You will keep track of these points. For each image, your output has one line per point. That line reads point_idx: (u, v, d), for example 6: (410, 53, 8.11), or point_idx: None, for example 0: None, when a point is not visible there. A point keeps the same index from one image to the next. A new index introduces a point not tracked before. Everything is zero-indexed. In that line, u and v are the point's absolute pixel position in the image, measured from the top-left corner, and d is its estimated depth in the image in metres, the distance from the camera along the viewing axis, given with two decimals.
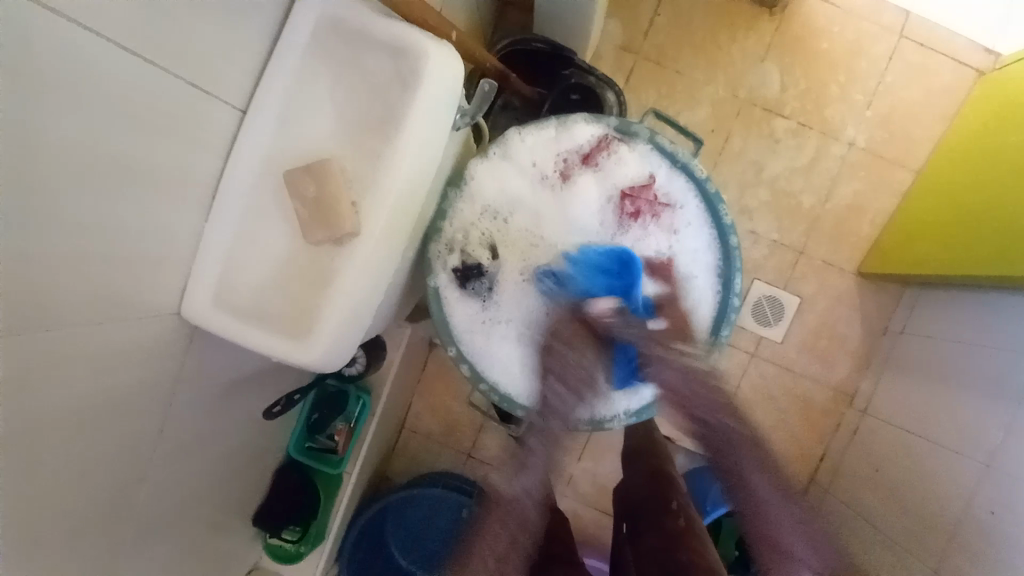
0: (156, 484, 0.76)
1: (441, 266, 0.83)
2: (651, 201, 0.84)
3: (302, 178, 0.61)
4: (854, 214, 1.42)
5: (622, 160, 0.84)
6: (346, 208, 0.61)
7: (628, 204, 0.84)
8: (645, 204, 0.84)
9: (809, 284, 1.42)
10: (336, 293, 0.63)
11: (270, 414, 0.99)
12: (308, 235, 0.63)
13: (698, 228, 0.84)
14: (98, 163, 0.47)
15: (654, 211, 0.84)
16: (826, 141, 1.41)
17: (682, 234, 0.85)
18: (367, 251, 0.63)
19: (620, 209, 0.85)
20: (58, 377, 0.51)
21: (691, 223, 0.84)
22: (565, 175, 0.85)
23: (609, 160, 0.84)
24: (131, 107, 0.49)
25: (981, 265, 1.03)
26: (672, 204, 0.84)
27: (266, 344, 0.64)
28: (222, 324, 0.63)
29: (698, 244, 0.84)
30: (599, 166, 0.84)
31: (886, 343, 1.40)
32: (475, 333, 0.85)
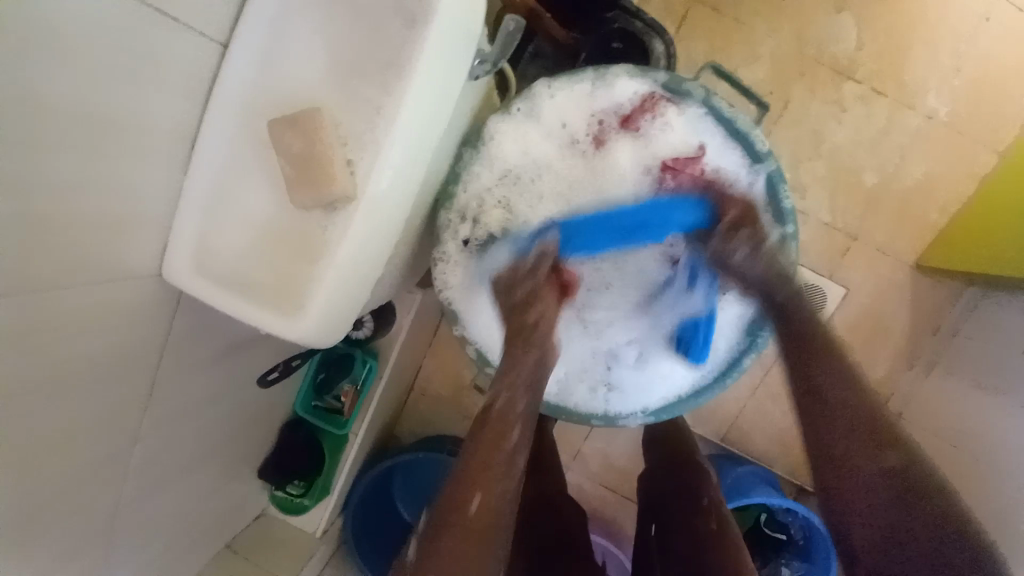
0: (151, 445, 0.73)
1: (450, 237, 0.75)
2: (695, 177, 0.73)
3: (288, 131, 0.52)
4: (920, 198, 1.26)
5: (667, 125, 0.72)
6: (338, 169, 0.51)
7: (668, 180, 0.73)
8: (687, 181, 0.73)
9: (857, 274, 1.29)
10: (325, 266, 0.55)
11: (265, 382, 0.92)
12: (294, 197, 0.54)
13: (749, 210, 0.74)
14: (34, 104, 0.40)
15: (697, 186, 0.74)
16: (900, 113, 1.23)
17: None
18: (361, 218, 0.54)
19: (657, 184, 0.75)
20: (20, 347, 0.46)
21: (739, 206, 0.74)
22: (598, 140, 0.74)
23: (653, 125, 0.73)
24: (66, 34, 0.40)
25: None
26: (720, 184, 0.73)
27: (249, 317, 0.57)
28: (208, 292, 0.58)
29: None
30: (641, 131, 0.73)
31: (936, 343, 1.29)
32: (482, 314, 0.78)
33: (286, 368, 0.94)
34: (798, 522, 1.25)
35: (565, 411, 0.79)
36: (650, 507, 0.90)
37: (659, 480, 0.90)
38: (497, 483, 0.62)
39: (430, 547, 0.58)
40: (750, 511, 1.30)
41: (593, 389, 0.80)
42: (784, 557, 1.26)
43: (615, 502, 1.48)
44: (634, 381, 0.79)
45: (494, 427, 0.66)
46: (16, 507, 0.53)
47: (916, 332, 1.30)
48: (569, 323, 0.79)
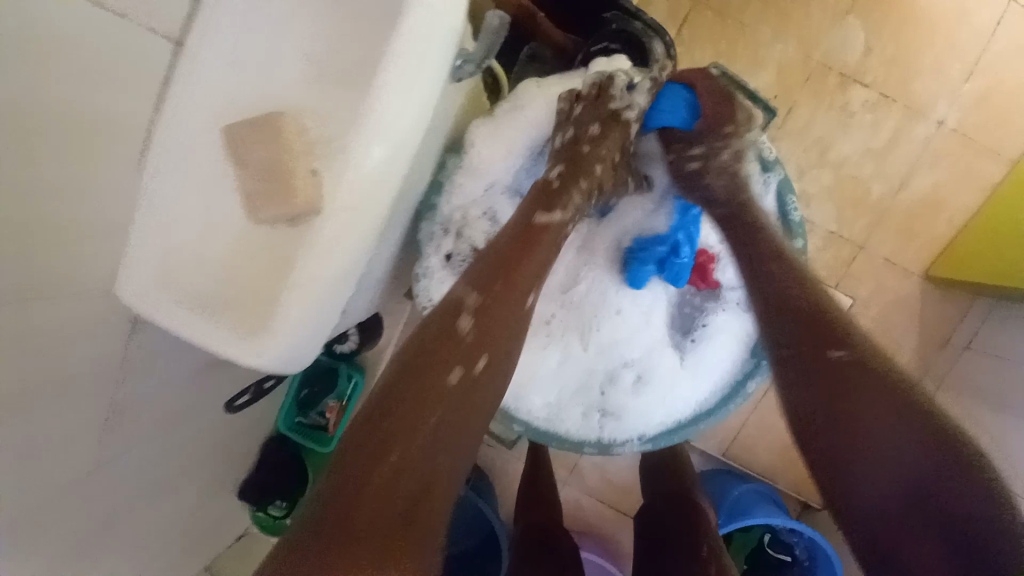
0: (117, 472, 0.68)
1: (431, 250, 0.70)
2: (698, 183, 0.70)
3: (248, 140, 0.48)
4: (929, 209, 1.21)
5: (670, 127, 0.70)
6: (302, 177, 0.47)
7: None
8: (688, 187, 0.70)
9: (865, 285, 1.25)
10: (292, 285, 0.50)
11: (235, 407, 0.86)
12: (256, 211, 0.49)
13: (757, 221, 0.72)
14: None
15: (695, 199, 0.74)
16: (909, 120, 1.18)
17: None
18: (332, 233, 0.49)
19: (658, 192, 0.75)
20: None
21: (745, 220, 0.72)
22: None
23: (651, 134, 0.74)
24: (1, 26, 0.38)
25: None
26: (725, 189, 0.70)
27: (209, 342, 0.52)
28: (161, 314, 0.52)
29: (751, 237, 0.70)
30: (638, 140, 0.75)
31: (945, 358, 1.24)
32: None
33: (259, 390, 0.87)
34: (803, 541, 1.18)
35: (555, 436, 0.74)
36: (646, 545, 0.84)
37: (659, 516, 0.86)
38: (430, 453, 0.48)
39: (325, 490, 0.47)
40: (752, 532, 1.25)
41: (586, 413, 0.75)
42: None
43: (613, 519, 1.43)
44: (631, 406, 0.74)
45: (451, 371, 0.52)
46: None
47: (925, 347, 1.26)
48: (570, 340, 0.74)
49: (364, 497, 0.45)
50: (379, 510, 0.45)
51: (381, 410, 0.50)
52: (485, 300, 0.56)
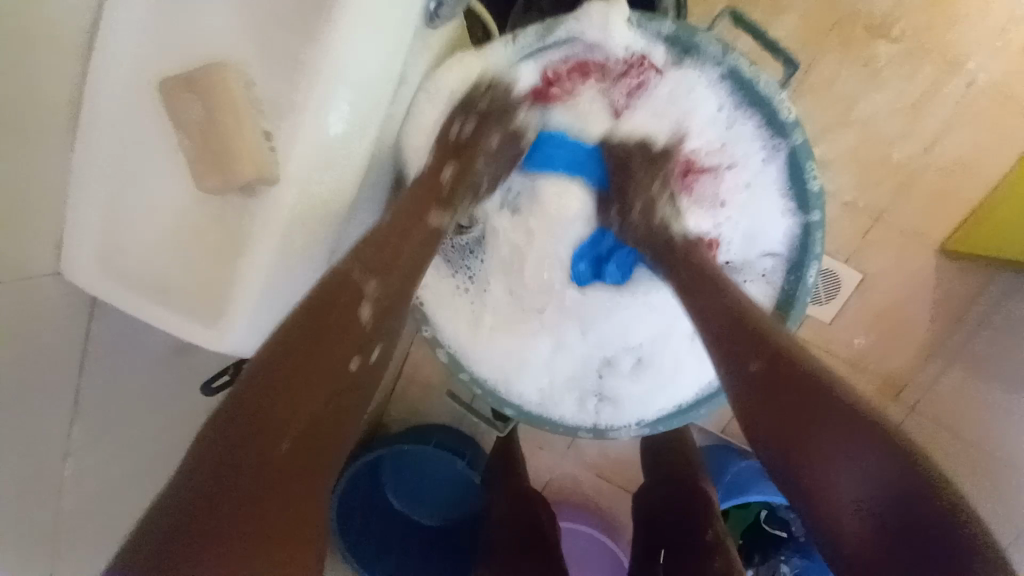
0: None
1: None
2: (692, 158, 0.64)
3: (190, 97, 0.42)
4: (955, 177, 1.14)
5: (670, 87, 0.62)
6: (254, 142, 0.41)
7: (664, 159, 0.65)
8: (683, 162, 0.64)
9: (879, 258, 1.19)
10: (247, 263, 0.45)
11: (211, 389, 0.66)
12: (201, 179, 0.43)
13: (767, 191, 0.61)
14: None
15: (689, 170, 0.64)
16: (940, 79, 1.09)
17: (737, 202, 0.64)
18: (289, 204, 0.44)
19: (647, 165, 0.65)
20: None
21: (754, 189, 0.62)
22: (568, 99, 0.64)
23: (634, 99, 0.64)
24: None
25: None
26: (724, 162, 0.64)
27: (167, 325, 0.47)
28: (114, 293, 0.47)
29: (754, 215, 0.63)
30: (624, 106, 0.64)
31: (959, 335, 1.19)
32: (448, 310, 0.68)
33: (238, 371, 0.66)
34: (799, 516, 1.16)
35: (548, 420, 0.68)
36: (649, 532, 0.82)
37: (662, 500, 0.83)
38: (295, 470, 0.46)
39: (210, 507, 0.42)
40: (750, 507, 1.23)
41: (582, 400, 0.71)
42: (782, 554, 1.17)
43: (610, 493, 1.42)
44: (630, 392, 0.71)
45: (348, 360, 0.50)
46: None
47: (939, 323, 1.20)
48: (563, 330, 0.72)
49: (270, 503, 0.44)
50: (269, 508, 0.44)
51: (253, 414, 0.45)
52: (384, 294, 0.53)
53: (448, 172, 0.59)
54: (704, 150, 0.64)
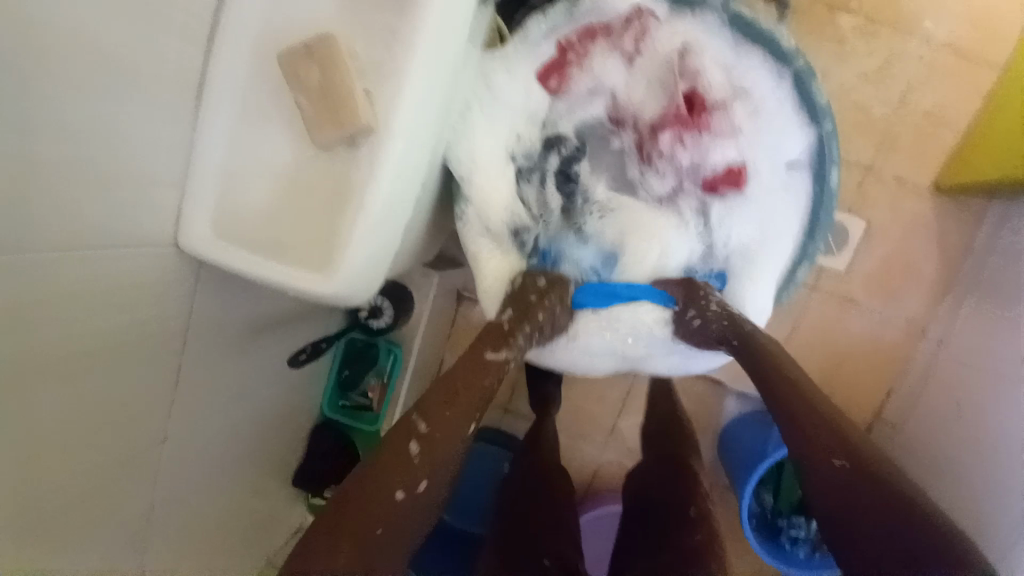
0: (181, 445, 0.69)
1: (473, 187, 0.68)
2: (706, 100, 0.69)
3: (307, 66, 0.49)
4: (934, 122, 1.23)
5: (668, 36, 0.69)
6: (358, 99, 0.48)
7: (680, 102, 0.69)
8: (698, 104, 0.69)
9: (878, 207, 1.26)
10: (355, 212, 0.51)
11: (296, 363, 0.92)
12: (315, 137, 0.50)
13: (782, 111, 0.68)
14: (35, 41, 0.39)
15: (706, 103, 0.69)
16: (901, 38, 1.21)
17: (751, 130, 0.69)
18: (387, 153, 0.50)
19: (669, 105, 0.69)
20: (25, 326, 0.43)
21: (769, 111, 0.68)
22: (582, 62, 0.69)
23: (641, 51, 0.69)
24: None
25: None
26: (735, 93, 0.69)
27: (281, 278, 0.53)
28: (233, 255, 0.54)
29: (772, 137, 0.69)
30: (634, 54, 0.70)
31: (967, 269, 1.25)
32: None
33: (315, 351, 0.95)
34: None
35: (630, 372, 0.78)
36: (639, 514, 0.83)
37: (656, 479, 0.84)
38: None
39: None
40: None
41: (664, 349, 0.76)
42: None
43: None
44: None
45: (396, 490, 0.46)
46: (31, 523, 0.49)
47: (945, 261, 1.27)
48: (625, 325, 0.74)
49: None
50: None
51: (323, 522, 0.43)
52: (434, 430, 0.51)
53: (507, 315, 0.62)
54: (715, 83, 0.68)
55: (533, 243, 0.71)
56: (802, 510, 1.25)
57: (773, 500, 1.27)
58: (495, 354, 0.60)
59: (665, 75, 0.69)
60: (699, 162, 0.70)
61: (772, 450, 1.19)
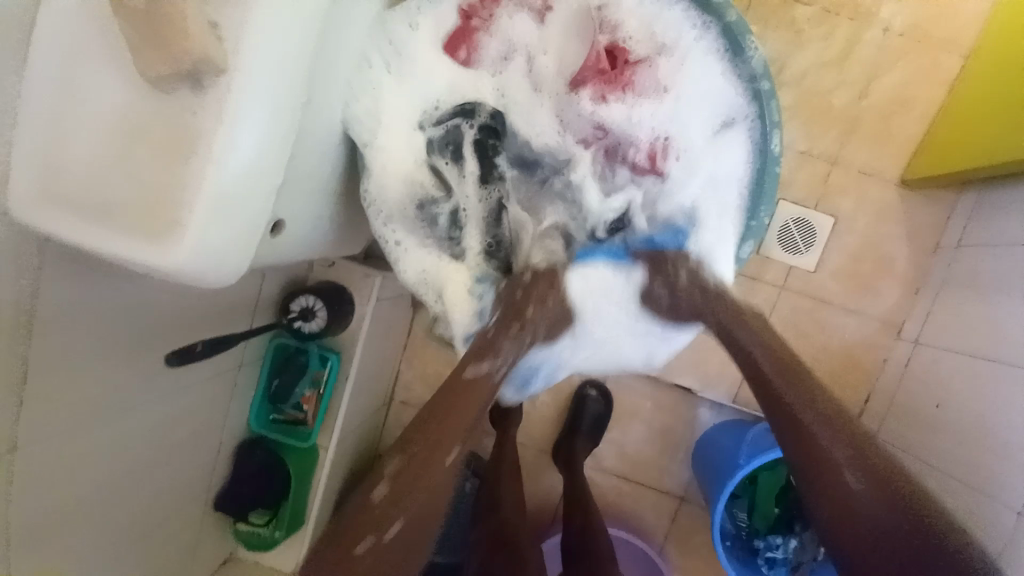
0: (44, 457, 0.60)
1: (376, 159, 0.62)
2: (626, 61, 0.64)
3: None
4: (897, 111, 1.20)
5: None
6: (195, 25, 0.40)
7: (597, 57, 0.63)
8: (616, 64, 0.64)
9: (846, 199, 1.22)
10: (201, 165, 0.43)
11: (180, 358, 0.73)
12: (148, 73, 0.42)
13: (707, 66, 0.61)
14: None
15: (628, 57, 0.64)
16: (858, 27, 1.18)
17: (676, 91, 0.64)
18: (238, 97, 0.43)
19: (589, 56, 0.64)
20: None
21: (694, 63, 0.62)
22: (489, 21, 0.63)
23: (551, 7, 0.65)
24: None
25: None
26: (655, 53, 0.63)
27: (115, 246, 0.44)
28: (59, 221, 0.45)
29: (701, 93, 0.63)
30: (544, 10, 0.65)
31: (939, 262, 1.21)
32: (450, 283, 0.68)
33: (213, 347, 0.78)
34: None
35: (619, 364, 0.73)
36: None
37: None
38: None
39: None
40: (779, 468, 1.16)
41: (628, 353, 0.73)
42: None
43: (631, 491, 1.36)
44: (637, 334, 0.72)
45: (358, 541, 0.47)
46: None
47: (916, 255, 1.23)
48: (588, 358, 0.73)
49: None
50: None
51: None
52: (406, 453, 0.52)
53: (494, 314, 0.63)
54: (636, 37, 0.64)
55: (446, 219, 0.67)
56: (779, 527, 1.15)
57: (748, 518, 1.17)
58: (475, 367, 0.57)
59: (582, 28, 0.65)
60: (625, 124, 0.66)
61: (743, 461, 1.09)
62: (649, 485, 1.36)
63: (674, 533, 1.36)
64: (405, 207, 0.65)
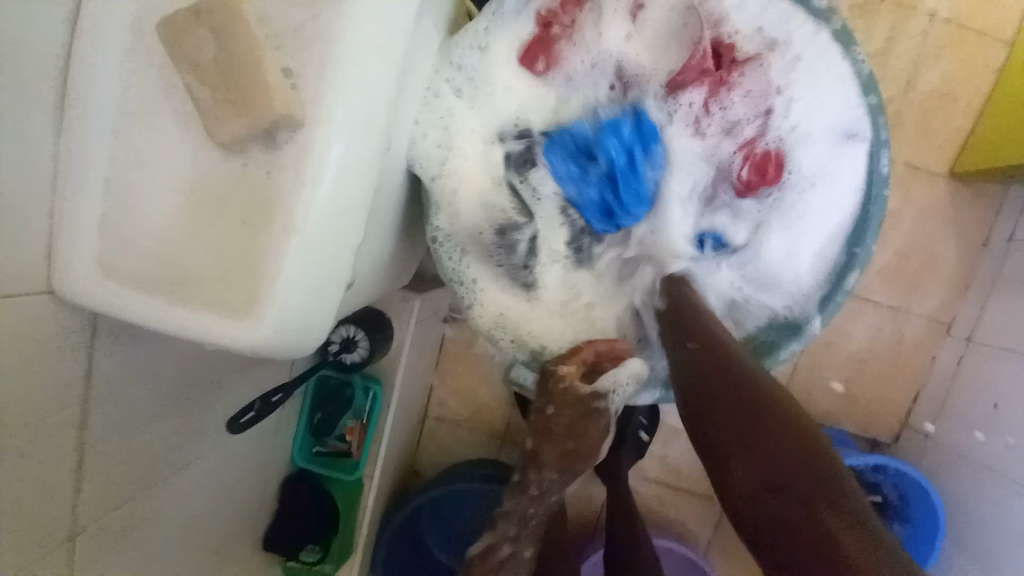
0: (106, 534, 0.55)
1: (444, 191, 0.57)
2: (733, 62, 0.57)
3: (195, 31, 0.36)
4: (943, 103, 1.14)
5: None
6: (272, 76, 0.36)
7: (704, 56, 0.56)
8: (723, 65, 0.57)
9: (893, 196, 1.16)
10: (283, 234, 0.39)
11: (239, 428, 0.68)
12: (217, 131, 0.38)
13: (821, 74, 0.56)
14: None
15: (734, 56, 0.57)
16: (901, 16, 1.12)
17: (785, 99, 0.57)
18: (321, 157, 0.38)
19: (693, 54, 0.57)
20: None
21: (807, 68, 0.56)
22: (573, 24, 0.56)
23: (643, 6, 0.58)
24: None
25: None
26: (765, 56, 0.57)
27: (192, 325, 0.40)
28: (121, 298, 0.41)
29: (813, 104, 0.57)
30: (636, 10, 0.58)
31: (988, 258, 1.15)
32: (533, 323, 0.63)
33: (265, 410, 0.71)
34: (888, 479, 1.04)
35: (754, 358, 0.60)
36: None
37: None
38: None
39: None
40: None
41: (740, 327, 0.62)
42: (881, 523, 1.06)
43: (674, 501, 1.34)
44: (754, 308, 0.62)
45: None
46: None
47: (964, 251, 1.17)
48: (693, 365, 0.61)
49: None
50: None
51: None
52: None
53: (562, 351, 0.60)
54: (743, 36, 0.57)
55: (525, 247, 0.61)
56: None
57: None
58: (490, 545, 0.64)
59: (681, 29, 0.58)
60: (730, 128, 0.58)
61: None
62: (693, 495, 1.33)
63: (719, 542, 1.33)
64: (483, 234, 0.60)
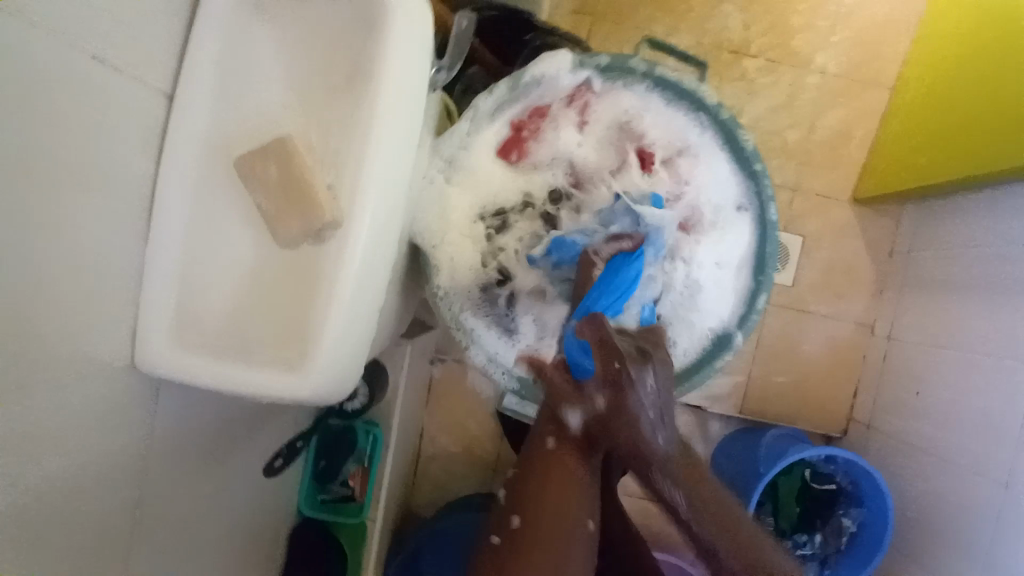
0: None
1: (442, 255, 0.70)
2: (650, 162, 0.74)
3: (263, 163, 0.50)
4: (842, 142, 1.34)
5: (610, 104, 0.73)
6: (321, 193, 0.49)
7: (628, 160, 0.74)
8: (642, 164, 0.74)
9: (811, 221, 1.35)
10: (324, 305, 0.50)
11: (272, 472, 0.86)
12: (281, 231, 0.51)
13: (716, 156, 0.72)
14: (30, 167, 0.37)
15: (654, 159, 0.74)
16: (799, 73, 1.32)
17: (694, 182, 0.74)
18: (353, 248, 0.50)
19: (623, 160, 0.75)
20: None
21: (706, 155, 0.73)
22: (535, 136, 0.73)
23: (589, 120, 0.74)
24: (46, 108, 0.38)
25: (958, 167, 1.02)
26: (674, 152, 0.74)
27: (253, 383, 0.51)
28: (194, 365, 0.51)
29: (714, 180, 0.73)
30: (583, 122, 0.74)
31: (896, 267, 1.34)
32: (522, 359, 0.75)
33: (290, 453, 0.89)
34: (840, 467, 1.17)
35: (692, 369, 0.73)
36: None
37: None
38: None
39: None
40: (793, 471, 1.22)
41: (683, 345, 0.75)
42: (839, 509, 1.17)
43: (658, 510, 1.44)
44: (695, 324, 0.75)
45: None
46: None
47: (876, 262, 1.36)
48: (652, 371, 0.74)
49: None
50: None
51: None
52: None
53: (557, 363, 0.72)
54: (657, 140, 0.74)
55: (505, 299, 0.75)
56: (803, 526, 1.21)
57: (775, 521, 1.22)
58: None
59: (614, 138, 0.75)
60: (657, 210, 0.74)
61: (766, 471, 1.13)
62: None
63: None
64: (471, 290, 0.73)
